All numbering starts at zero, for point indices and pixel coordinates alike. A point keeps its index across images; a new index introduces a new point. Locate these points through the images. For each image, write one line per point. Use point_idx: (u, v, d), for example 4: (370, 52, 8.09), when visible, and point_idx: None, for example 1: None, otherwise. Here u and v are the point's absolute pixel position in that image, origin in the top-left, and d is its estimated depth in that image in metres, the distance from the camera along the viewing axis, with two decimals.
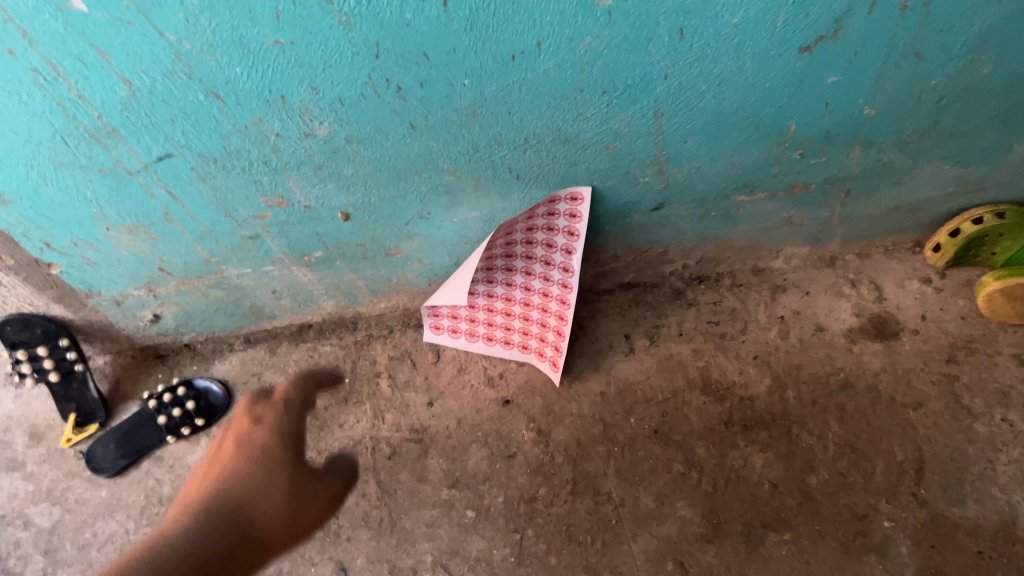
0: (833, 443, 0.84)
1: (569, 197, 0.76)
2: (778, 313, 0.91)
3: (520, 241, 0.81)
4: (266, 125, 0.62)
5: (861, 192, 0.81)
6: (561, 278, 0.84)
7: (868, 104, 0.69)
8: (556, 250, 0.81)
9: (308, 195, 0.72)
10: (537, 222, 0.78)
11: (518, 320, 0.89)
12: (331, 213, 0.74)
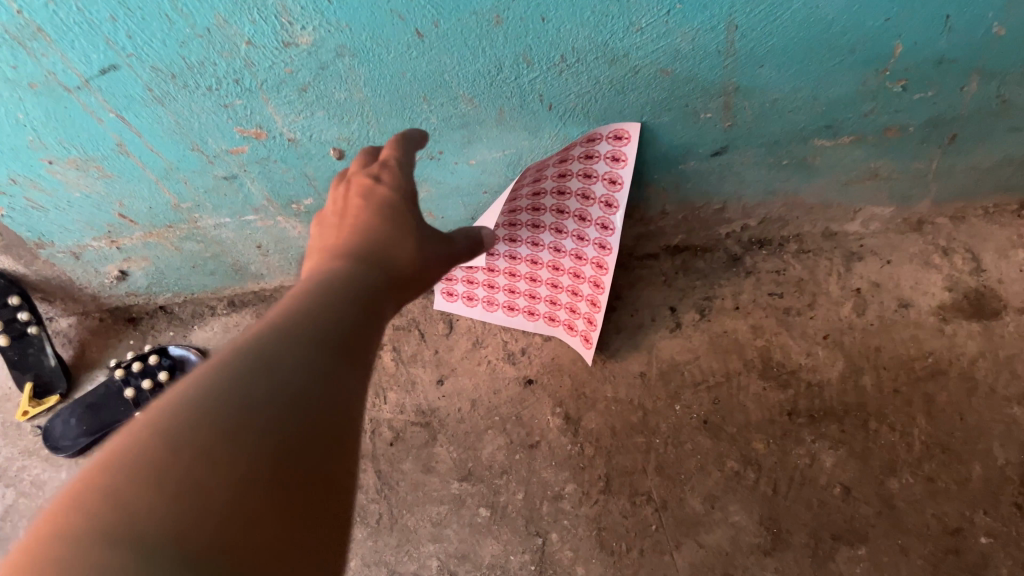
0: (920, 442, 0.70)
1: (612, 136, 0.61)
2: (854, 285, 0.76)
3: (550, 191, 0.66)
4: (232, 29, 0.48)
5: (969, 137, 0.66)
6: (597, 238, 0.69)
7: (998, 20, 0.53)
8: (593, 203, 0.67)
9: (292, 124, 0.58)
10: (572, 167, 0.63)
11: (546, 287, 0.75)
12: (322, 149, 0.61)
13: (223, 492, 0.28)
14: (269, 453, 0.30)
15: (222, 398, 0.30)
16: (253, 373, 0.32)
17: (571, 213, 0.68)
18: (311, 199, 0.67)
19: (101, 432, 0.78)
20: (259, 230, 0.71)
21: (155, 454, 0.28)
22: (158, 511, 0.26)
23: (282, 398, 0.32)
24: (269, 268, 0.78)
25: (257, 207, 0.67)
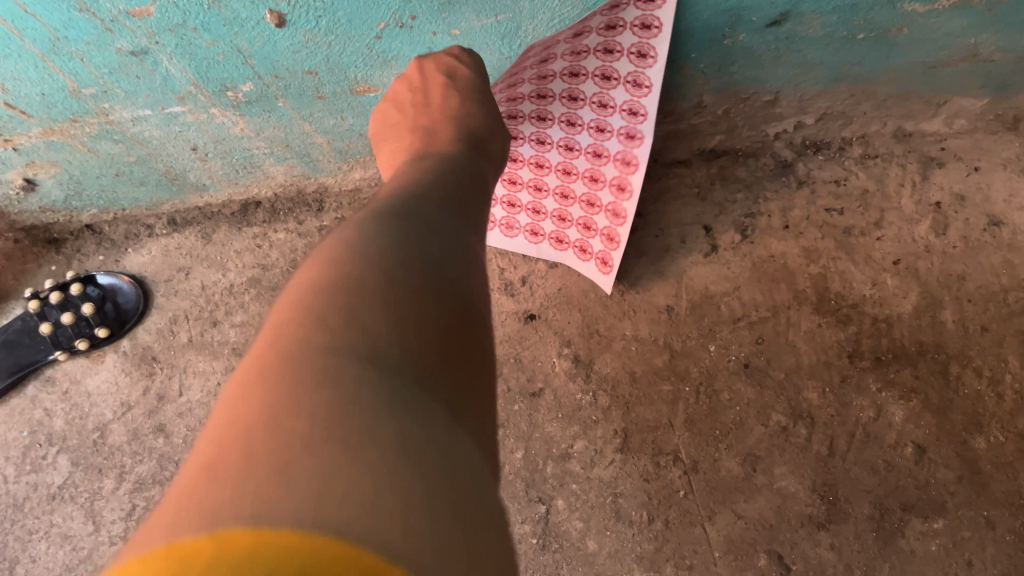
0: (1012, 392, 0.57)
1: (642, 0, 0.44)
2: (932, 198, 0.62)
3: (562, 72, 0.51)
4: None
5: None
6: (623, 128, 0.54)
7: None
8: (615, 86, 0.52)
9: None
10: (589, 41, 0.48)
11: (556, 197, 0.61)
12: (255, 11, 0.45)
13: (428, 322, 0.24)
14: (460, 300, 0.27)
15: (396, 246, 0.27)
16: (408, 229, 0.29)
17: (589, 99, 0.54)
18: (251, 84, 0.52)
19: (15, 375, 0.66)
20: (190, 126, 0.56)
21: (356, 285, 0.24)
22: (377, 335, 0.23)
23: (442, 253, 0.29)
24: (212, 178, 0.64)
25: (183, 94, 0.53)
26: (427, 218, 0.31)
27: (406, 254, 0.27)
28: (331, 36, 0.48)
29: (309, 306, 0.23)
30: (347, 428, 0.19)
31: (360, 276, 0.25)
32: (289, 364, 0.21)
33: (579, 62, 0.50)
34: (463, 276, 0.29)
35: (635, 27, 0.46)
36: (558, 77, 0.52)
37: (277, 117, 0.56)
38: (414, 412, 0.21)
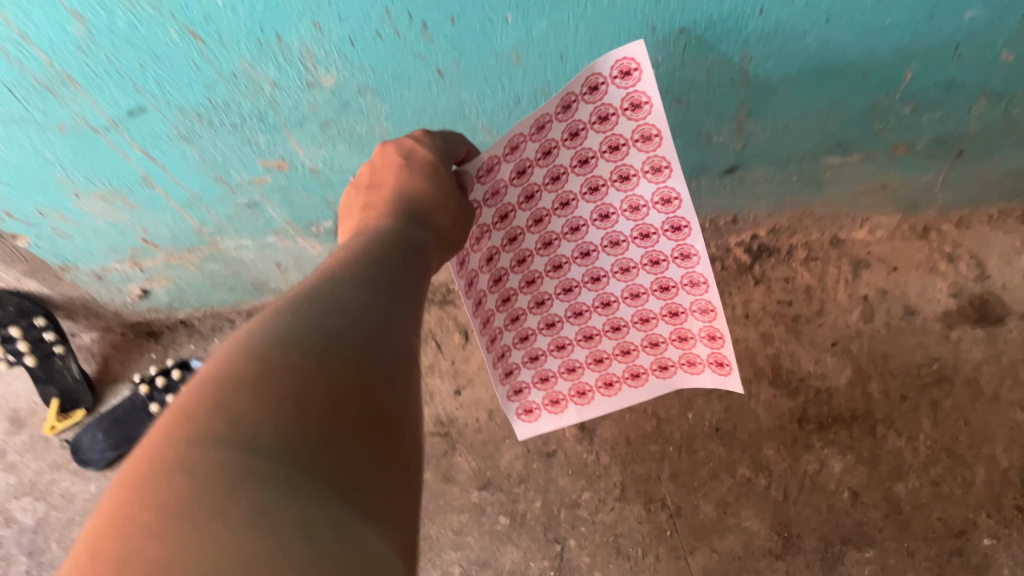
0: (925, 447, 0.72)
1: (626, 105, 0.44)
2: (861, 292, 0.78)
3: (581, 215, 0.52)
4: (260, 72, 0.50)
5: (977, 152, 0.67)
6: (684, 276, 0.53)
7: (1008, 47, 0.54)
8: (657, 238, 0.51)
9: (314, 156, 0.59)
10: (597, 168, 0.48)
11: (619, 354, 0.61)
12: (344, 178, 0.62)
13: (313, 395, 0.26)
14: (392, 350, 0.32)
15: (320, 322, 0.30)
16: (341, 301, 0.33)
17: (625, 254, 0.54)
18: (330, 222, 0.68)
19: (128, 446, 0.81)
20: (278, 250, 0.72)
21: (269, 362, 0.27)
22: (243, 415, 0.24)
23: (367, 320, 0.32)
24: (287, 284, 0.79)
25: (278, 230, 0.69)
26: (353, 290, 0.34)
27: (330, 335, 0.30)
28: None
29: (225, 380, 0.25)
30: (258, 478, 0.22)
31: (270, 355, 0.27)
32: (196, 428, 0.23)
33: (596, 194, 0.50)
34: (384, 342, 0.32)
35: (632, 132, 0.45)
36: (560, 233, 0.53)
37: None
38: (271, 488, 0.22)
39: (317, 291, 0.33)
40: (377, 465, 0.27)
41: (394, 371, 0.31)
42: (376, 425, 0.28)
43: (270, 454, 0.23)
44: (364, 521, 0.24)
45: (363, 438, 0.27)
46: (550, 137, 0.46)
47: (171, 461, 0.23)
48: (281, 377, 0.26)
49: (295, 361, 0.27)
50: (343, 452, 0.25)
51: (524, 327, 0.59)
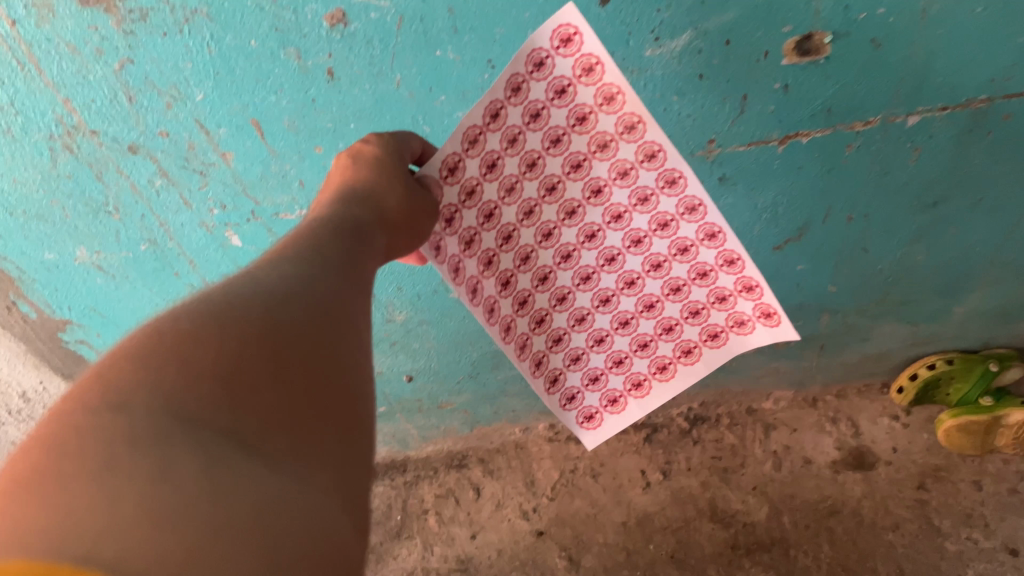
0: (826, 562, 0.97)
1: (580, 72, 0.47)
2: (772, 447, 1.05)
3: (572, 197, 0.55)
4: None
5: (834, 346, 0.98)
6: (720, 257, 0.55)
7: (831, 283, 0.86)
8: (677, 225, 0.54)
9: (382, 363, 0.89)
10: (573, 142, 0.51)
11: (663, 334, 0.62)
12: (398, 376, 0.91)
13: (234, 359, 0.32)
14: (310, 316, 0.37)
15: (256, 293, 0.37)
16: (269, 283, 0.38)
17: (628, 226, 0.56)
18: (385, 407, 1.00)
19: None
20: None
21: (170, 346, 0.31)
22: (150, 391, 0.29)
23: (290, 297, 0.37)
24: None
25: None
26: (298, 266, 0.40)
27: (242, 318, 0.34)
28: (434, 384, 0.94)
29: (145, 352, 0.31)
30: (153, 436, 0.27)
31: (189, 325, 0.33)
32: (112, 391, 0.29)
33: (579, 171, 0.53)
34: (296, 332, 0.36)
35: (595, 96, 0.49)
36: (557, 220, 0.56)
37: (394, 423, 1.05)
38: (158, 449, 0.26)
39: (257, 275, 0.39)
40: (297, 408, 0.33)
41: (326, 336, 0.37)
42: (306, 374, 0.34)
43: (179, 405, 0.29)
44: (260, 461, 0.29)
45: (294, 389, 0.33)
46: (511, 123, 0.50)
47: (69, 427, 0.27)
48: (179, 351, 0.31)
49: (202, 327, 0.33)
50: (267, 397, 0.32)
51: (572, 349, 0.63)
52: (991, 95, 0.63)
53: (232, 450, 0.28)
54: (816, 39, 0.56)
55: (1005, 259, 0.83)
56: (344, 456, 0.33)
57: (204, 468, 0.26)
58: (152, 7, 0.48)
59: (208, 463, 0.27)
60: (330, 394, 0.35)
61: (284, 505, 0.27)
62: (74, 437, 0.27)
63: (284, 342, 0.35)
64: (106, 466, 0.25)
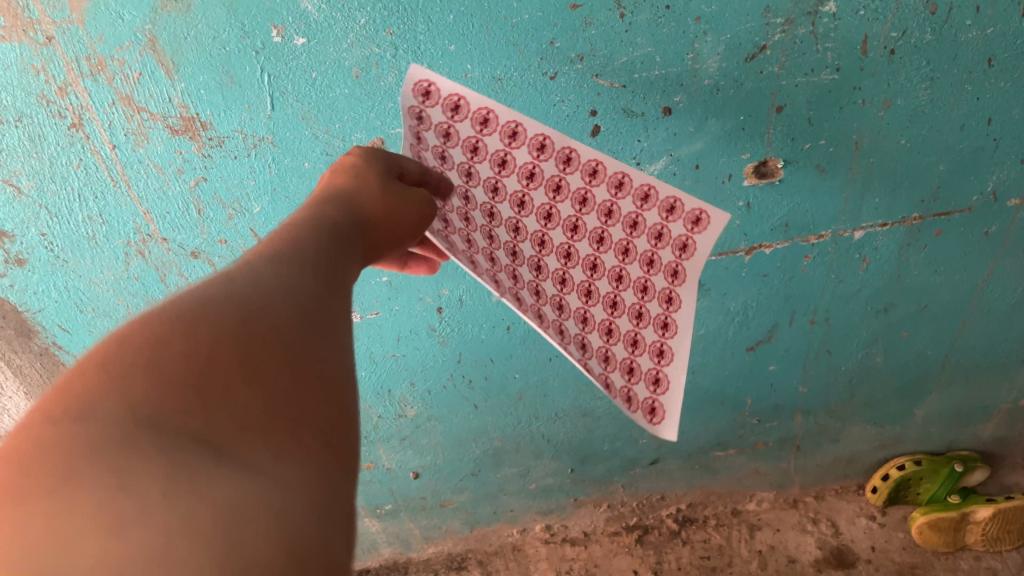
0: None
1: (450, 112, 0.55)
2: (757, 547, 1.12)
3: (561, 240, 0.58)
4: (373, 410, 0.92)
5: (808, 447, 1.06)
6: (609, 184, 0.57)
7: (802, 384, 0.95)
8: (570, 184, 0.57)
9: (392, 460, 1.02)
10: (534, 189, 0.57)
11: (646, 295, 0.58)
12: (406, 472, 1.05)
13: (198, 362, 0.32)
14: (283, 312, 0.37)
15: (227, 292, 0.37)
16: (242, 286, 0.38)
17: (587, 230, 0.58)
18: (390, 505, 1.11)
19: None
20: None
21: (135, 358, 0.32)
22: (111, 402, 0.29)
23: (264, 300, 0.37)
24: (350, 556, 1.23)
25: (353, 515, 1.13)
26: (275, 270, 0.40)
27: (211, 323, 0.34)
28: (438, 480, 1.07)
29: (110, 364, 0.31)
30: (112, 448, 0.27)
31: (153, 335, 0.33)
32: (75, 402, 0.29)
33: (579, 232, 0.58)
34: (269, 338, 0.35)
35: (502, 139, 0.56)
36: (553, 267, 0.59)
37: (397, 521, 1.15)
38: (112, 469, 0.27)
39: (233, 280, 0.39)
40: (272, 416, 0.32)
41: (302, 340, 0.36)
42: (284, 380, 0.34)
43: (142, 413, 0.29)
44: (224, 462, 0.29)
45: (270, 395, 0.33)
46: (432, 166, 0.56)
47: (34, 440, 0.28)
48: (140, 361, 0.31)
49: (167, 331, 0.33)
50: (243, 402, 0.32)
51: (596, 352, 0.58)
52: (923, 213, 0.73)
53: (198, 458, 0.28)
54: (770, 164, 0.67)
55: (954, 362, 0.92)
56: (324, 459, 0.32)
57: (167, 479, 0.27)
58: (228, 136, 0.61)
59: (171, 469, 0.27)
60: (309, 401, 0.34)
61: (249, 502, 0.27)
62: (34, 451, 0.28)
63: (250, 330, 0.35)
64: (64, 476, 0.26)
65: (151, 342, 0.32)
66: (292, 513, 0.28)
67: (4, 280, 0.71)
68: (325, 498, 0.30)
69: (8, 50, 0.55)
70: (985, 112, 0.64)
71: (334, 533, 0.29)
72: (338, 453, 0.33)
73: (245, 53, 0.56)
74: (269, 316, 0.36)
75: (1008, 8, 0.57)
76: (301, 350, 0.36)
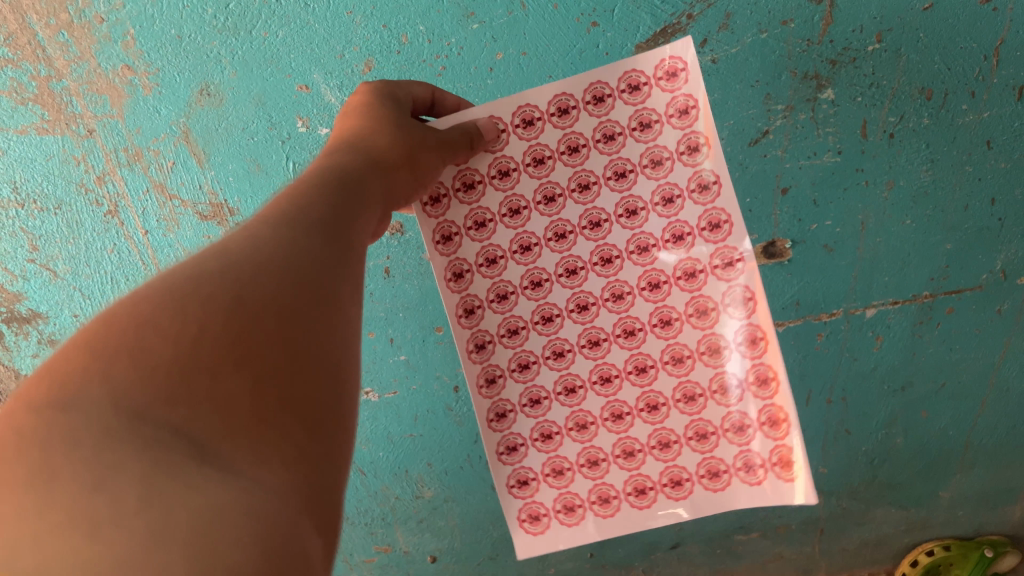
0: None
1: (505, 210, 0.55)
2: None
3: (549, 144, 0.54)
4: (390, 489, 0.93)
5: (832, 530, 1.04)
6: (585, 214, 0.54)
7: (821, 464, 0.93)
8: (572, 237, 0.55)
9: (408, 543, 1.02)
10: (646, 223, 0.54)
11: (648, 292, 0.54)
12: (423, 555, 1.04)
13: (186, 336, 0.29)
14: (286, 282, 0.34)
15: (226, 260, 0.34)
16: (246, 250, 0.35)
17: (556, 334, 0.55)
18: None
19: None
20: None
21: (121, 338, 0.29)
22: (93, 387, 0.27)
23: (261, 266, 0.34)
24: None
25: None
26: (274, 231, 0.37)
27: (204, 292, 0.31)
28: (456, 564, 1.06)
29: (96, 340, 0.29)
30: (99, 438, 0.26)
31: (145, 307, 0.30)
32: (60, 389, 0.27)
33: (703, 439, 0.55)
34: (265, 309, 0.32)
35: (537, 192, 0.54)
36: (563, 426, 0.56)
37: None
38: (96, 462, 0.25)
39: (232, 244, 0.36)
40: (263, 404, 0.30)
41: (301, 309, 0.34)
42: (281, 359, 0.31)
43: (127, 403, 0.27)
44: (215, 470, 0.26)
45: (267, 376, 0.30)
46: (529, 227, 0.55)
47: (8, 433, 0.26)
48: (125, 336, 0.29)
49: (158, 305, 0.30)
50: (233, 384, 0.29)
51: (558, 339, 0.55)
52: (933, 291, 0.73)
53: (182, 460, 0.26)
54: (778, 245, 0.68)
55: (977, 442, 0.91)
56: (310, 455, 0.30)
57: (145, 475, 0.25)
58: None
59: (150, 470, 0.25)
60: (303, 380, 0.32)
61: (233, 508, 0.25)
62: (22, 439, 0.26)
63: (252, 303, 0.32)
64: (39, 477, 0.25)
65: (137, 318, 0.30)
66: (273, 525, 0.25)
67: (38, 360, 0.74)
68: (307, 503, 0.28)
69: (52, 143, 0.59)
70: (988, 192, 0.65)
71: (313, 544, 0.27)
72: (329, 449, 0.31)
73: (272, 142, 0.59)
74: (270, 285, 0.33)
75: (1002, 92, 0.59)
76: (306, 327, 0.33)
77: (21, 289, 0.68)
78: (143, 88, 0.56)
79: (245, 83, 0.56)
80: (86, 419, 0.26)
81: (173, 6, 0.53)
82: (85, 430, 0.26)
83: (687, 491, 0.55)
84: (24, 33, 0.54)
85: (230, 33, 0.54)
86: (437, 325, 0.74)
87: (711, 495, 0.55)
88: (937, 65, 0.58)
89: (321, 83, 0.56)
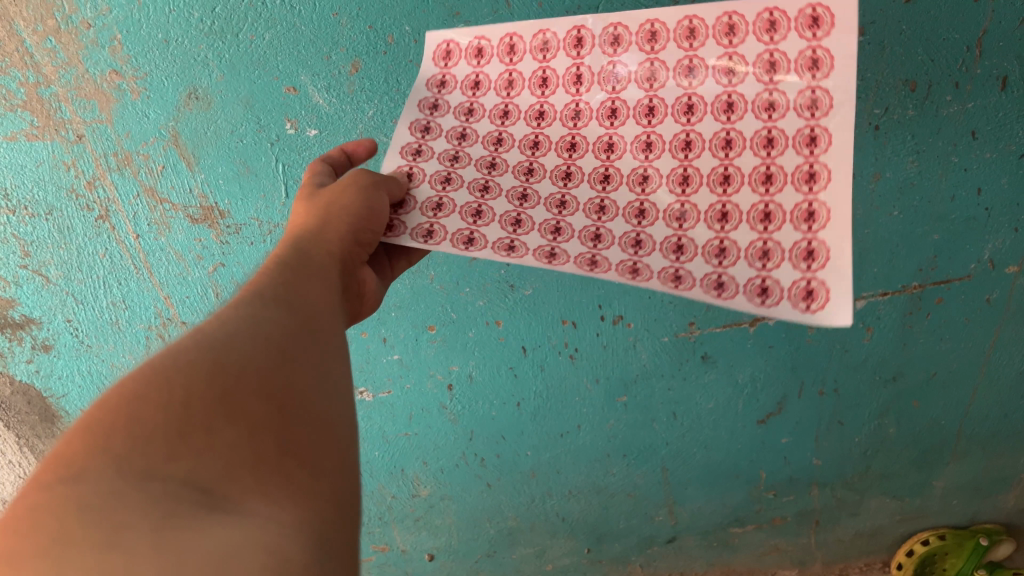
0: None
1: (473, 212, 0.54)
2: None
3: (445, 147, 0.56)
4: (386, 488, 0.94)
5: (828, 521, 1.04)
6: (518, 174, 0.55)
7: (815, 455, 0.94)
8: (534, 191, 0.55)
9: (405, 541, 1.03)
10: (554, 96, 0.56)
11: (611, 155, 0.54)
12: (420, 554, 1.05)
13: (171, 407, 0.30)
14: (260, 348, 0.36)
15: (202, 338, 0.35)
16: (220, 329, 0.36)
17: (619, 211, 0.53)
18: None
19: None
20: None
21: (111, 412, 0.30)
22: (91, 459, 0.28)
23: (237, 337, 0.36)
24: None
25: None
26: (246, 308, 0.39)
27: (186, 364, 0.33)
28: (454, 561, 1.07)
29: (90, 420, 0.30)
30: (109, 498, 0.26)
31: (131, 386, 0.31)
32: (62, 463, 0.28)
33: (774, 108, 0.50)
34: (247, 371, 0.34)
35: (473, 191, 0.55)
36: (711, 240, 0.50)
37: None
38: (106, 520, 0.25)
39: (204, 326, 0.37)
40: (261, 453, 0.31)
41: (279, 368, 0.35)
42: (270, 412, 0.33)
43: (128, 464, 0.28)
44: (223, 516, 0.27)
45: (258, 429, 0.32)
46: (504, 209, 0.54)
47: (16, 510, 0.26)
48: (116, 413, 0.30)
49: (144, 383, 0.31)
50: (226, 438, 0.30)
51: (624, 209, 0.53)
52: (922, 281, 0.73)
53: (191, 508, 0.26)
54: None
55: (969, 430, 0.91)
56: (316, 493, 0.30)
57: (159, 526, 0.25)
58: (245, 223, 0.63)
59: (163, 521, 0.25)
60: (293, 426, 0.33)
61: (251, 543, 0.25)
62: (30, 512, 0.26)
63: (233, 371, 0.33)
64: (52, 537, 0.24)
65: (125, 396, 0.30)
66: (289, 553, 0.26)
67: (32, 366, 0.75)
68: (323, 534, 0.28)
69: (41, 148, 0.59)
70: (974, 182, 0.65)
71: (335, 571, 0.27)
72: (335, 485, 0.31)
73: (261, 144, 0.59)
74: (247, 353, 0.35)
75: (985, 82, 0.59)
76: (288, 383, 0.35)
77: (14, 294, 0.68)
78: (131, 93, 0.56)
79: (232, 85, 0.56)
80: (94, 484, 0.26)
81: (159, 10, 0.53)
82: (93, 492, 0.26)
83: (827, 138, 0.48)
84: (11, 40, 0.54)
85: (217, 36, 0.54)
86: (428, 324, 0.75)
87: (829, 113, 0.48)
88: (920, 56, 0.58)
89: (308, 84, 0.57)
